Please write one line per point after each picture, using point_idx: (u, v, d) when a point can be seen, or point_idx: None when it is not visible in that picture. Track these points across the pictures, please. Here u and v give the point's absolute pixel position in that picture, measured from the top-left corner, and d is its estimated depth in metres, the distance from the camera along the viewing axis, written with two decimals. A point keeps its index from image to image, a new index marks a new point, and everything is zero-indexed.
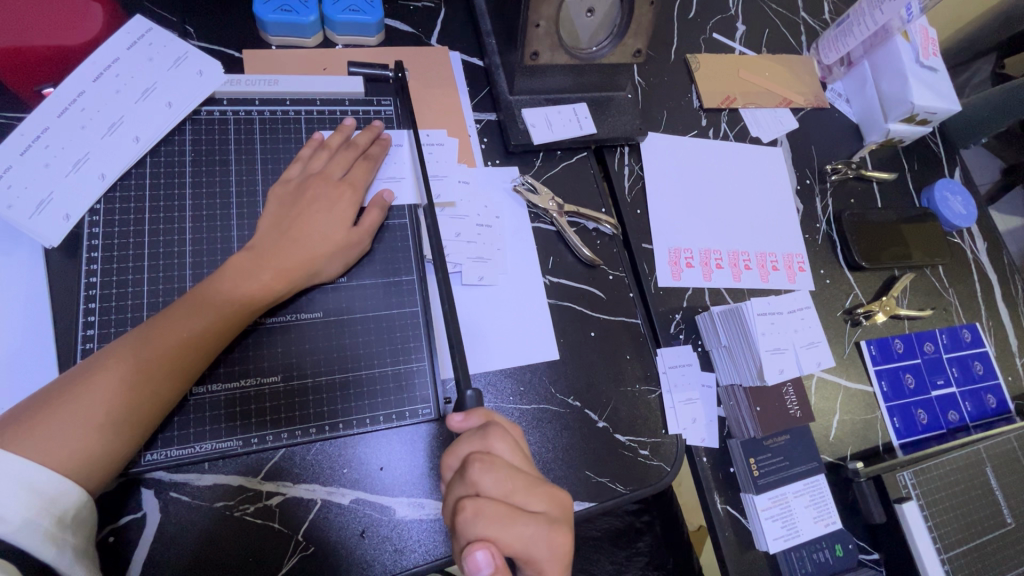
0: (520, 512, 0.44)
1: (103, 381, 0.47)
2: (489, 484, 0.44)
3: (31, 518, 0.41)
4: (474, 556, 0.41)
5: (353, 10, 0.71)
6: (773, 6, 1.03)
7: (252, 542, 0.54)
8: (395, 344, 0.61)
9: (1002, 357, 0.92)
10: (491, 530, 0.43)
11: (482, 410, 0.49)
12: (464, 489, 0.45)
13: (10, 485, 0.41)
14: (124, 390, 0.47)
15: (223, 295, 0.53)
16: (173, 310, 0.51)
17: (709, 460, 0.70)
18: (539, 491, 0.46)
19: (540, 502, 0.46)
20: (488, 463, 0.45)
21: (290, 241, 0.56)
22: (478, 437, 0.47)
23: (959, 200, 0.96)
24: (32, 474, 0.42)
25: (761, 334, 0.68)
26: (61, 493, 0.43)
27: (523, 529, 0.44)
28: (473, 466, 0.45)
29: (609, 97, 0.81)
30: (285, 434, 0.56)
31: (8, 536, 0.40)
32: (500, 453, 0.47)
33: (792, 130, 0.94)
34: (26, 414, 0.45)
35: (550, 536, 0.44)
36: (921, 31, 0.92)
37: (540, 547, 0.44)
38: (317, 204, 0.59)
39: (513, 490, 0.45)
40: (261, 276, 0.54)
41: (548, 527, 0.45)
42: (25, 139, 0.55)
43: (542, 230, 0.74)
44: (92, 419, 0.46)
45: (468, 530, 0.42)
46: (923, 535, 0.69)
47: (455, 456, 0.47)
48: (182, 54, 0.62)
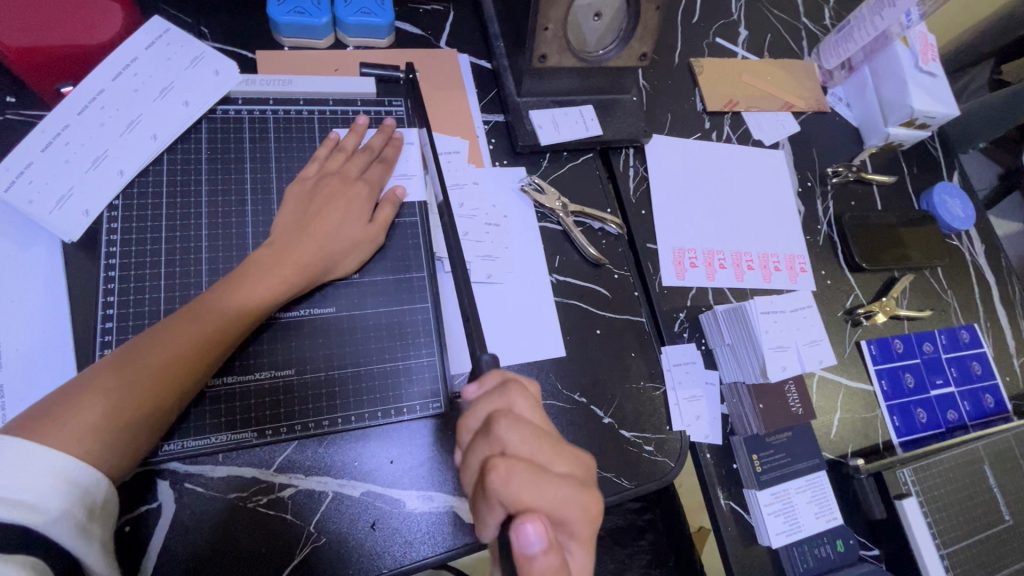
0: (548, 473, 0.44)
1: (127, 373, 0.48)
2: (515, 441, 0.45)
3: (68, 510, 0.42)
4: (525, 527, 0.39)
5: (365, 12, 0.73)
6: (775, 11, 1.05)
7: (265, 533, 0.55)
8: (405, 339, 0.62)
9: (1000, 357, 0.93)
10: (525, 490, 0.42)
11: (498, 371, 0.50)
12: (489, 449, 0.45)
13: (45, 474, 0.42)
14: (146, 382, 0.48)
15: (241, 290, 0.54)
16: (193, 306, 0.53)
17: (712, 457, 0.72)
18: (567, 454, 0.47)
19: (566, 464, 0.46)
20: (512, 419, 0.45)
21: (308, 237, 0.58)
22: (498, 396, 0.47)
23: (957, 203, 0.97)
24: (63, 463, 0.43)
25: (764, 332, 0.69)
26: (92, 484, 0.44)
27: (554, 490, 0.43)
28: (499, 423, 0.45)
29: (614, 99, 0.83)
30: (298, 427, 0.57)
31: (44, 527, 0.41)
32: (522, 411, 0.47)
33: (793, 133, 0.95)
34: (53, 403, 0.46)
35: (580, 494, 0.45)
36: (920, 37, 0.93)
37: (571, 508, 0.44)
38: (333, 202, 0.60)
39: (538, 448, 0.45)
40: (280, 272, 0.55)
41: (577, 488, 0.45)
42: (47, 136, 0.57)
43: (548, 230, 0.76)
44: (118, 409, 0.47)
45: (503, 492, 0.42)
46: (923, 531, 0.70)
47: (474, 418, 0.47)
48: (199, 54, 0.63)
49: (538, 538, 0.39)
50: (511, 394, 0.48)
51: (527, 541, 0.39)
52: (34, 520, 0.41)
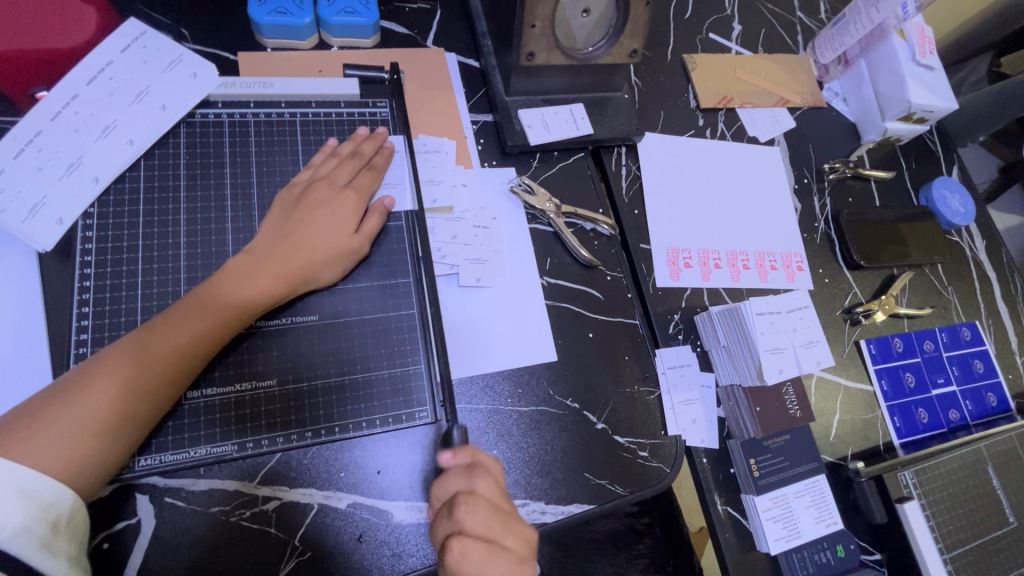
0: (499, 551, 0.44)
1: (102, 387, 0.46)
2: (471, 523, 0.45)
3: (27, 524, 0.41)
4: None
5: (349, 11, 0.71)
6: (770, 6, 1.03)
7: (248, 547, 0.53)
8: (392, 346, 0.61)
9: (1002, 355, 0.91)
10: (475, 569, 0.43)
11: (469, 448, 0.50)
12: (448, 527, 0.45)
13: (4, 489, 0.41)
14: (120, 397, 0.47)
15: (220, 298, 0.52)
16: (168, 317, 0.51)
17: (709, 461, 0.70)
18: (516, 529, 0.46)
19: (517, 540, 0.46)
20: (471, 502, 0.45)
21: (289, 244, 0.56)
22: (463, 474, 0.47)
23: (957, 198, 0.96)
24: (27, 479, 0.42)
25: (760, 334, 0.68)
26: (57, 500, 0.43)
27: (499, 567, 0.44)
28: (458, 505, 0.45)
29: (605, 97, 0.81)
30: (281, 437, 0.55)
31: (3, 542, 0.40)
32: (483, 490, 0.47)
33: (789, 130, 0.94)
34: (22, 420, 0.44)
35: (526, 574, 0.44)
36: (917, 30, 0.92)
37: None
38: (315, 209, 0.58)
39: (494, 528, 0.45)
40: (260, 280, 0.54)
41: (521, 566, 0.44)
42: (19, 141, 0.55)
43: (539, 232, 0.74)
44: (88, 425, 0.45)
45: (454, 570, 0.43)
46: (925, 534, 0.68)
47: (442, 491, 0.48)
48: (176, 56, 0.62)
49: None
50: (478, 474, 0.48)
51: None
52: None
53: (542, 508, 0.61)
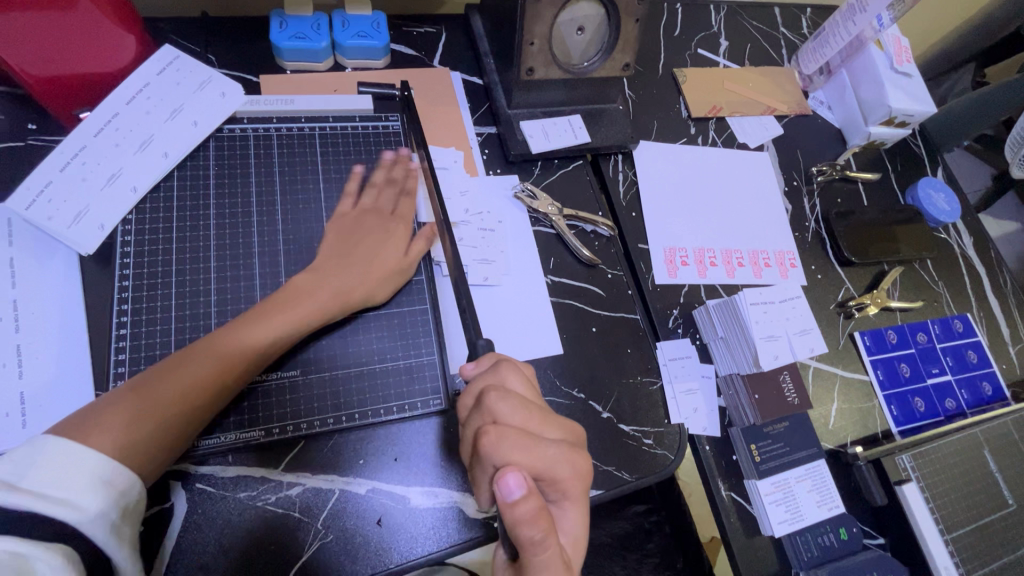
0: (540, 438, 0.47)
1: (152, 407, 0.49)
2: (506, 411, 0.47)
3: (104, 509, 0.44)
4: (506, 481, 0.42)
5: (362, 35, 0.77)
6: (754, 22, 1.09)
7: (273, 530, 0.56)
8: (407, 338, 0.64)
9: (995, 345, 0.94)
10: (514, 452, 0.45)
11: (491, 355, 0.53)
12: (481, 419, 0.48)
13: (86, 475, 0.44)
14: (169, 415, 0.50)
15: (283, 316, 0.57)
16: (208, 345, 0.53)
17: (711, 448, 0.73)
18: (554, 422, 0.49)
19: (557, 432, 0.49)
20: (502, 393, 0.48)
21: (347, 262, 0.61)
22: (490, 374, 0.50)
23: (943, 197, 1.00)
24: (107, 469, 0.45)
25: (754, 322, 0.71)
26: (129, 487, 0.46)
27: (546, 451, 0.46)
28: (491, 398, 0.48)
29: (601, 109, 0.86)
30: (305, 424, 0.59)
31: (82, 525, 0.42)
32: (514, 386, 0.50)
33: (777, 136, 0.99)
34: (84, 419, 0.47)
35: (570, 456, 0.47)
36: (893, 40, 0.97)
37: (561, 468, 0.46)
38: (367, 236, 0.64)
39: (529, 419, 0.48)
40: (312, 301, 0.58)
41: (568, 449, 0.47)
42: (65, 155, 0.60)
43: (542, 234, 0.78)
44: (162, 423, 0.49)
45: (494, 454, 0.45)
46: (924, 515, 0.70)
47: (469, 395, 0.50)
48: (207, 78, 0.68)
49: (517, 487, 0.42)
50: (505, 373, 0.51)
51: (508, 490, 0.42)
52: (73, 516, 0.42)
53: None
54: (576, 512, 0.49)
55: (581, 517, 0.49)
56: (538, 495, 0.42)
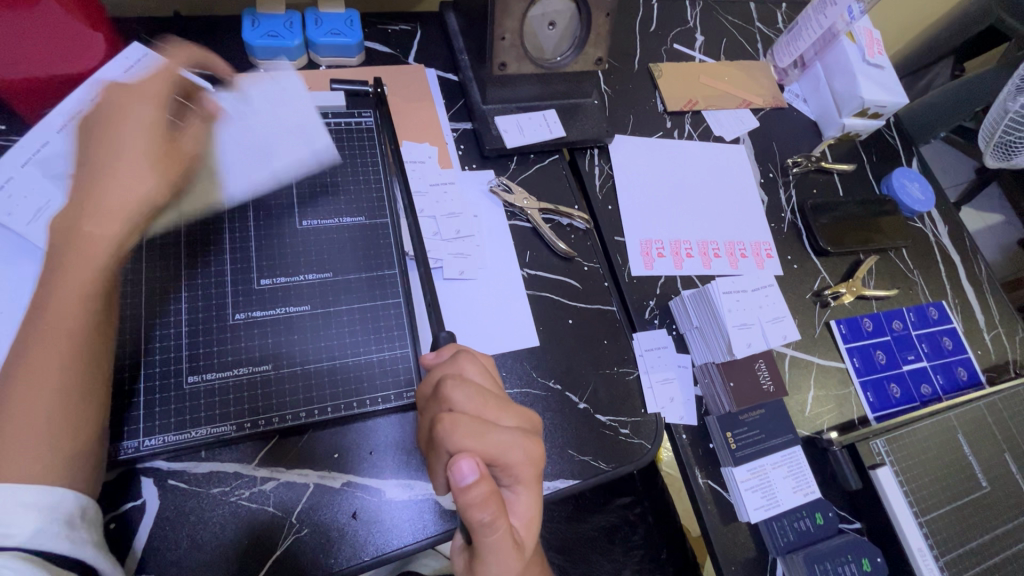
0: (494, 424, 0.47)
1: (20, 390, 0.46)
2: (462, 400, 0.47)
3: (40, 526, 0.43)
4: (460, 466, 0.42)
5: (335, 33, 0.77)
6: (730, 17, 1.11)
7: (247, 526, 0.56)
8: (380, 332, 0.65)
9: (970, 332, 0.95)
10: (468, 438, 0.45)
11: (451, 345, 0.54)
12: (438, 407, 0.48)
13: (8, 504, 0.42)
14: (43, 382, 0.47)
15: (88, 261, 0.49)
16: (32, 316, 0.48)
17: (688, 437, 0.73)
18: (510, 409, 0.50)
19: (512, 419, 0.49)
20: (460, 381, 0.48)
21: (88, 164, 0.51)
22: (450, 363, 0.51)
23: (917, 186, 1.01)
24: (25, 493, 0.43)
25: (728, 311, 0.71)
26: (64, 500, 0.45)
27: (498, 437, 0.46)
28: (448, 385, 0.48)
29: (576, 103, 0.87)
30: (276, 419, 0.58)
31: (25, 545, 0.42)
32: (471, 375, 0.50)
33: (753, 129, 1.00)
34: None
35: (524, 443, 0.47)
36: (865, 32, 0.98)
37: (515, 453, 0.46)
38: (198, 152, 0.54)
39: (485, 406, 0.48)
40: (102, 207, 0.50)
41: (522, 435, 0.48)
42: (26, 152, 0.60)
43: (518, 228, 0.79)
44: (41, 427, 0.46)
45: (448, 441, 0.45)
46: (899, 498, 0.71)
47: (428, 383, 0.51)
48: (176, 74, 0.68)
49: (471, 471, 0.42)
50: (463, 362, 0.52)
51: (462, 475, 0.42)
52: (7, 543, 0.41)
53: None
54: (529, 499, 0.49)
55: (535, 504, 0.49)
56: (489, 479, 0.43)
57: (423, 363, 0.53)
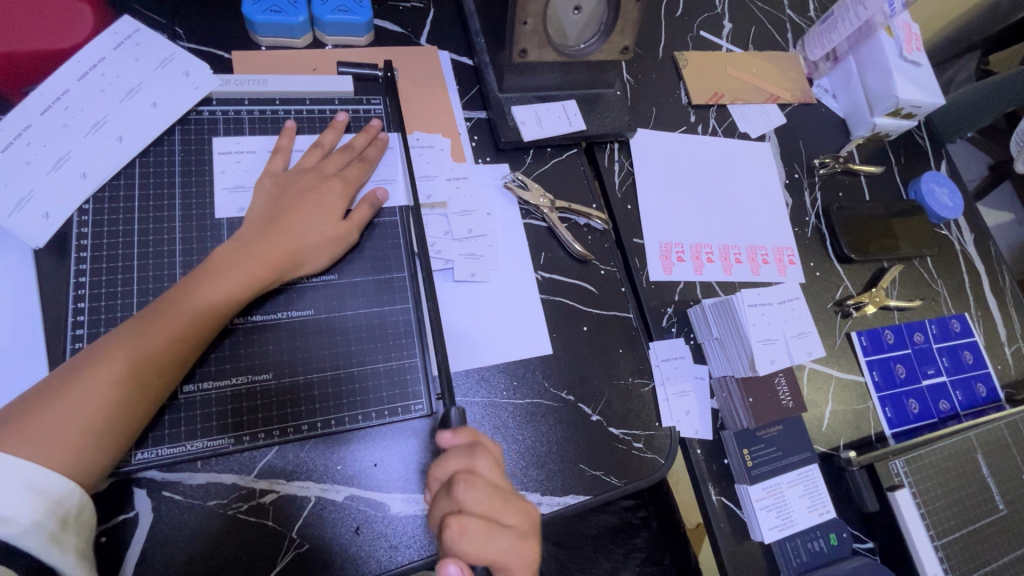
0: (500, 528, 0.45)
1: (83, 381, 0.47)
2: (471, 501, 0.45)
3: (38, 520, 0.42)
4: (446, 572, 0.43)
5: (343, 10, 0.72)
6: (759, 3, 1.04)
7: (246, 539, 0.53)
8: (387, 340, 0.61)
9: (991, 346, 0.93)
10: (472, 546, 0.44)
11: (468, 429, 0.51)
12: (447, 505, 0.46)
13: (15, 485, 0.42)
14: (120, 385, 0.48)
15: (186, 306, 0.51)
16: (142, 319, 0.50)
17: (703, 452, 0.71)
18: (517, 506, 0.47)
19: (518, 517, 0.47)
20: (470, 482, 0.46)
21: (277, 232, 0.56)
22: (464, 456, 0.48)
23: (946, 192, 0.97)
24: (37, 475, 0.43)
25: (751, 325, 0.68)
26: (64, 495, 0.44)
27: (503, 544, 0.45)
28: (458, 484, 0.46)
29: (597, 94, 0.82)
30: (279, 430, 0.56)
31: (16, 537, 0.42)
32: (484, 470, 0.47)
33: (780, 126, 0.95)
34: (10, 420, 0.45)
35: (524, 548, 0.46)
36: (904, 27, 0.93)
37: (514, 561, 0.45)
38: (301, 199, 0.59)
39: (493, 505, 0.46)
40: (246, 267, 0.54)
41: (521, 540, 0.46)
42: (7, 135, 0.55)
43: (533, 227, 0.75)
44: (83, 417, 0.46)
45: (453, 548, 0.43)
46: (916, 521, 0.69)
47: (441, 470, 0.48)
48: (169, 54, 0.62)
49: None
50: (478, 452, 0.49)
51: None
52: (5, 532, 0.41)
53: (538, 499, 0.61)
54: None
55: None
56: None
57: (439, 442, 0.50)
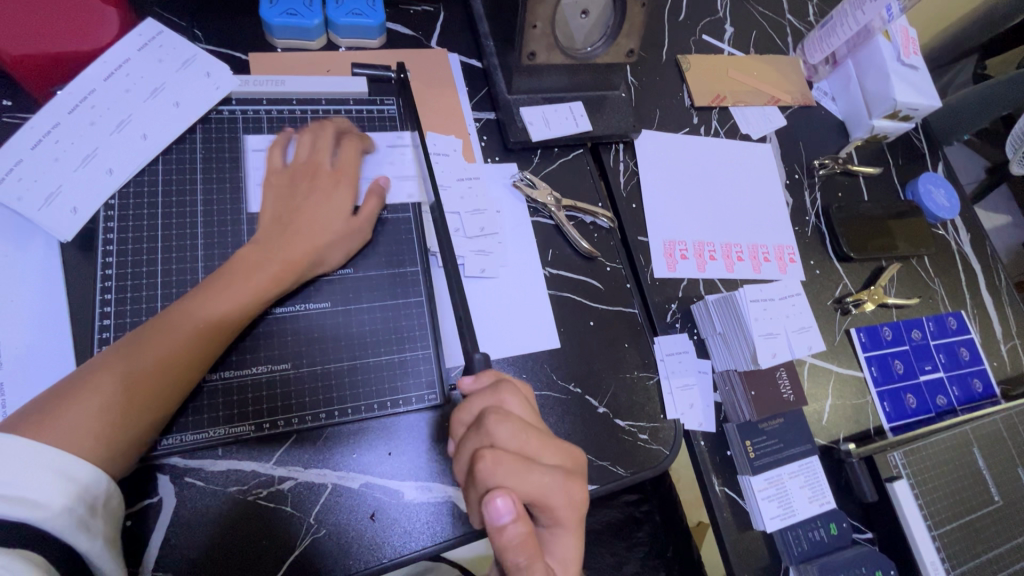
0: (534, 461, 0.47)
1: (112, 371, 0.49)
2: (504, 436, 0.47)
3: (69, 505, 0.43)
4: (496, 504, 0.43)
5: (357, 13, 0.74)
6: (760, 8, 1.07)
7: (265, 524, 0.55)
8: (401, 333, 0.63)
9: (987, 343, 0.95)
10: (509, 478, 0.45)
11: (490, 371, 0.53)
12: (479, 441, 0.48)
13: (48, 471, 0.43)
14: (152, 372, 0.50)
15: (213, 298, 0.54)
16: (167, 314, 0.53)
17: (706, 444, 0.73)
18: (552, 445, 0.49)
19: (555, 456, 0.49)
20: (501, 415, 0.48)
21: (296, 231, 0.59)
22: (490, 393, 0.51)
23: (943, 192, 0.99)
24: (67, 462, 0.45)
25: (754, 320, 0.70)
26: (92, 482, 0.46)
27: (540, 477, 0.46)
28: (489, 419, 0.48)
29: (603, 96, 0.84)
30: (296, 419, 0.58)
31: (45, 523, 0.42)
32: (511, 407, 0.50)
33: (781, 128, 0.97)
34: (41, 408, 0.46)
35: (566, 484, 0.47)
36: (901, 31, 0.95)
37: (556, 495, 0.47)
38: (311, 198, 0.61)
39: (525, 442, 0.48)
40: (268, 267, 0.56)
41: (562, 476, 0.48)
42: (36, 133, 0.57)
43: (541, 224, 0.77)
44: (114, 406, 0.48)
45: (489, 478, 0.45)
46: (914, 512, 0.71)
47: (468, 412, 0.51)
48: (191, 56, 0.65)
49: (506, 511, 0.43)
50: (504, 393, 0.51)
51: (497, 514, 0.43)
52: (33, 515, 0.41)
53: None
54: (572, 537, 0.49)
55: (575, 542, 0.49)
56: (525, 516, 0.44)
57: (462, 389, 0.53)
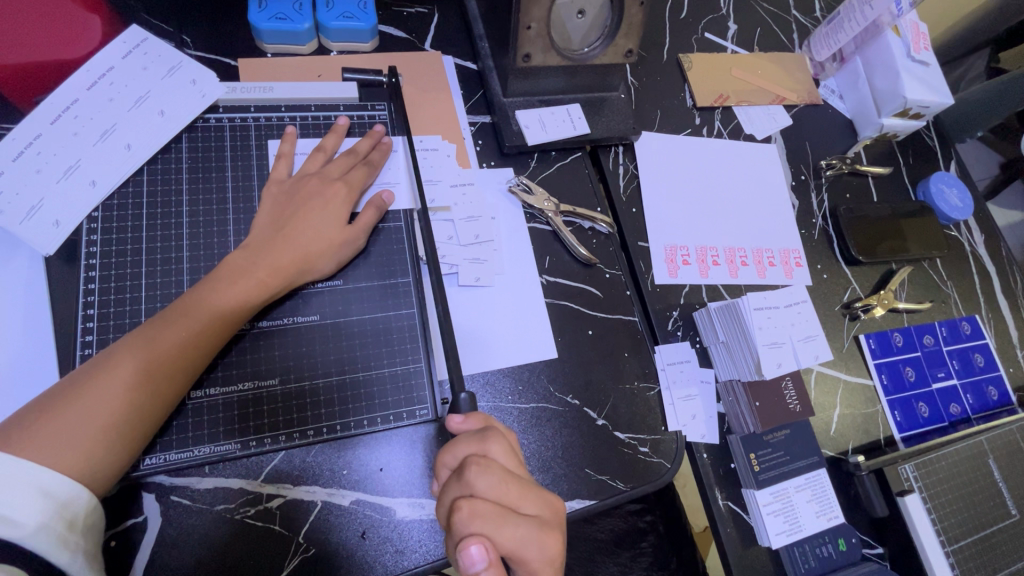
0: (512, 514, 0.45)
1: (95, 383, 0.47)
2: (483, 486, 0.45)
3: (45, 523, 0.42)
4: (469, 552, 0.42)
5: (347, 16, 0.72)
6: (765, 4, 1.04)
7: (253, 544, 0.54)
8: (392, 346, 0.62)
9: (1003, 349, 0.92)
10: (485, 528, 0.43)
11: (479, 415, 0.51)
12: (458, 489, 0.46)
13: (27, 489, 0.43)
14: (142, 381, 0.49)
15: (200, 307, 0.52)
16: (176, 308, 0.52)
17: (709, 456, 0.70)
18: (534, 495, 0.47)
19: (534, 506, 0.47)
20: (483, 465, 0.46)
21: (283, 238, 0.57)
22: (476, 439, 0.48)
23: (955, 192, 0.96)
24: (46, 478, 0.44)
25: (757, 328, 0.68)
26: (72, 498, 0.44)
27: (516, 530, 0.44)
28: (470, 468, 0.46)
29: (601, 98, 0.82)
30: (284, 436, 0.56)
31: (25, 540, 0.42)
32: (497, 456, 0.48)
33: (786, 127, 0.94)
34: (21, 423, 0.45)
35: (542, 537, 0.45)
36: (911, 26, 0.92)
37: (531, 549, 0.45)
38: (307, 204, 0.59)
39: (507, 492, 0.46)
40: (254, 275, 0.55)
41: (540, 529, 0.46)
42: (18, 144, 0.56)
43: (537, 231, 0.75)
44: (97, 419, 0.46)
45: (463, 530, 0.43)
46: (926, 528, 0.69)
47: (452, 456, 0.49)
48: (177, 63, 0.63)
49: (479, 559, 0.42)
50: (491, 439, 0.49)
51: (471, 561, 0.42)
52: (10, 534, 0.41)
53: None
54: None
55: None
56: (497, 564, 0.43)
57: (450, 428, 0.51)
